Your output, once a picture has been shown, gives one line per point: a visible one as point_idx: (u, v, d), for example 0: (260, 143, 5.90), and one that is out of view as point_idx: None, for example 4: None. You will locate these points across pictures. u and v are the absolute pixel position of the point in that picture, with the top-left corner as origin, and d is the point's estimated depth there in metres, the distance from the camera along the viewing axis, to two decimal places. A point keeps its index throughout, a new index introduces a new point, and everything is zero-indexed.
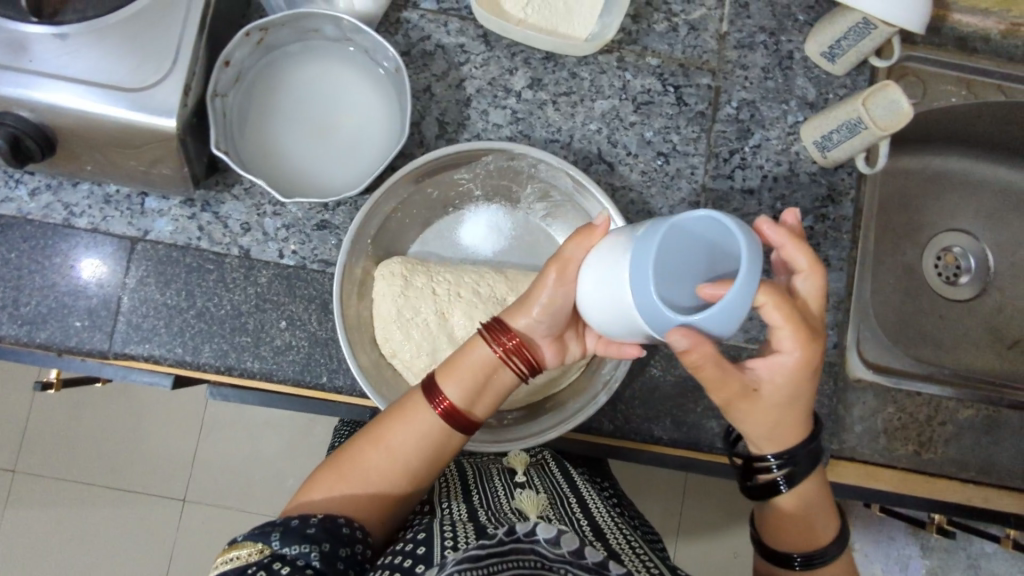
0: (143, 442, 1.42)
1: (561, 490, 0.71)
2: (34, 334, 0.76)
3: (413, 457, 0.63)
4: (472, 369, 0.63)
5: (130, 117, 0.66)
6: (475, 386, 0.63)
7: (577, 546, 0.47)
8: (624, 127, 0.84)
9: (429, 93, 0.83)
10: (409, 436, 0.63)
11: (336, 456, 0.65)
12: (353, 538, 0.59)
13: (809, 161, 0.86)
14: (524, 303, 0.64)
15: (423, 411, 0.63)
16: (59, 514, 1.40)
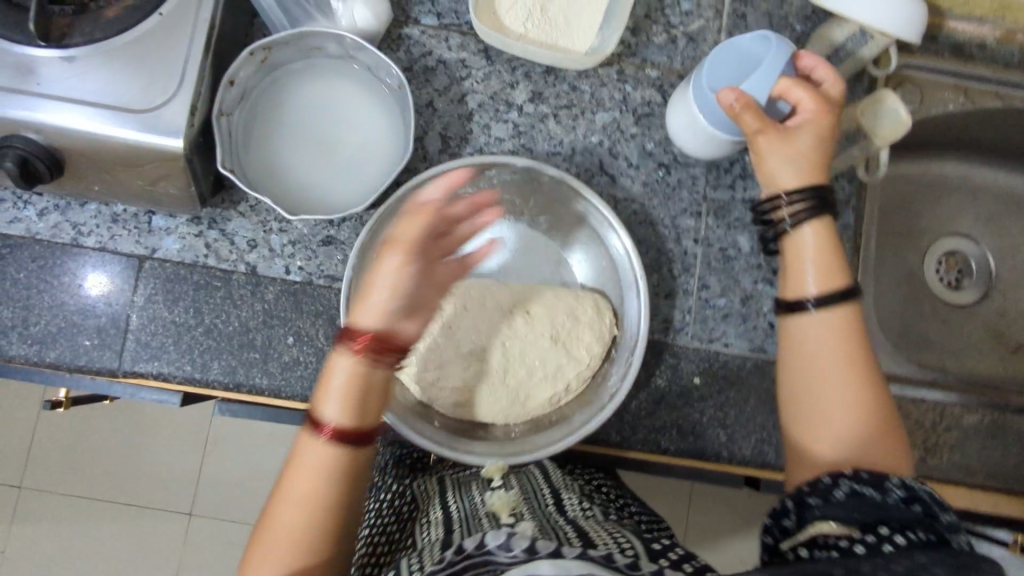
0: (149, 457, 1.42)
1: (536, 486, 0.72)
2: (44, 354, 0.76)
3: (327, 491, 0.58)
4: (339, 390, 0.58)
5: (138, 138, 0.67)
6: (355, 400, 0.58)
7: (528, 543, 0.48)
8: (625, 139, 0.85)
9: (431, 108, 0.83)
10: (304, 484, 0.58)
11: (259, 526, 0.60)
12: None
13: None
14: (376, 283, 0.60)
15: (309, 445, 0.59)
16: (66, 530, 1.40)
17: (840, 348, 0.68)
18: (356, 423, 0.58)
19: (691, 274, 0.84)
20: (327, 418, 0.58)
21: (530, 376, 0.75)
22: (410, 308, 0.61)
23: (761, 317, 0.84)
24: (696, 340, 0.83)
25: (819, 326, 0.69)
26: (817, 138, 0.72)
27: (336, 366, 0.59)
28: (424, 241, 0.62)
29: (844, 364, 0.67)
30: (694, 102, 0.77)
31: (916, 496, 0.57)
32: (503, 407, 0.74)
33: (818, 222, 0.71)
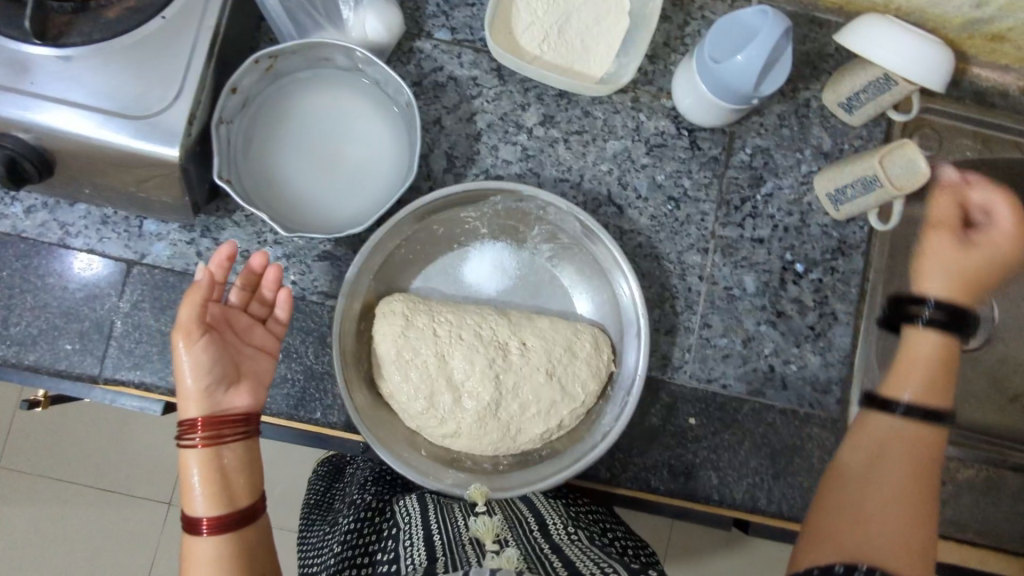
0: (128, 449, 1.40)
1: (522, 514, 0.69)
2: (23, 356, 0.74)
3: (246, 547, 0.63)
4: (204, 474, 0.62)
5: (132, 145, 0.64)
6: (214, 476, 0.63)
7: None
8: (635, 170, 0.83)
9: (439, 125, 0.81)
10: (204, 555, 0.61)
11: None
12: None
13: (822, 213, 0.85)
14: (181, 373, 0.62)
15: (195, 544, 0.62)
16: (39, 517, 1.38)
17: (912, 469, 0.71)
18: (236, 499, 0.63)
19: (693, 312, 0.82)
20: (196, 504, 0.62)
21: (522, 411, 0.72)
22: (214, 402, 0.63)
23: (761, 359, 0.83)
24: (693, 379, 0.82)
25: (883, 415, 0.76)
26: (953, 254, 0.82)
27: (187, 455, 0.63)
28: (203, 321, 0.63)
29: (891, 499, 0.68)
30: (698, 75, 0.76)
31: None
32: (494, 441, 0.72)
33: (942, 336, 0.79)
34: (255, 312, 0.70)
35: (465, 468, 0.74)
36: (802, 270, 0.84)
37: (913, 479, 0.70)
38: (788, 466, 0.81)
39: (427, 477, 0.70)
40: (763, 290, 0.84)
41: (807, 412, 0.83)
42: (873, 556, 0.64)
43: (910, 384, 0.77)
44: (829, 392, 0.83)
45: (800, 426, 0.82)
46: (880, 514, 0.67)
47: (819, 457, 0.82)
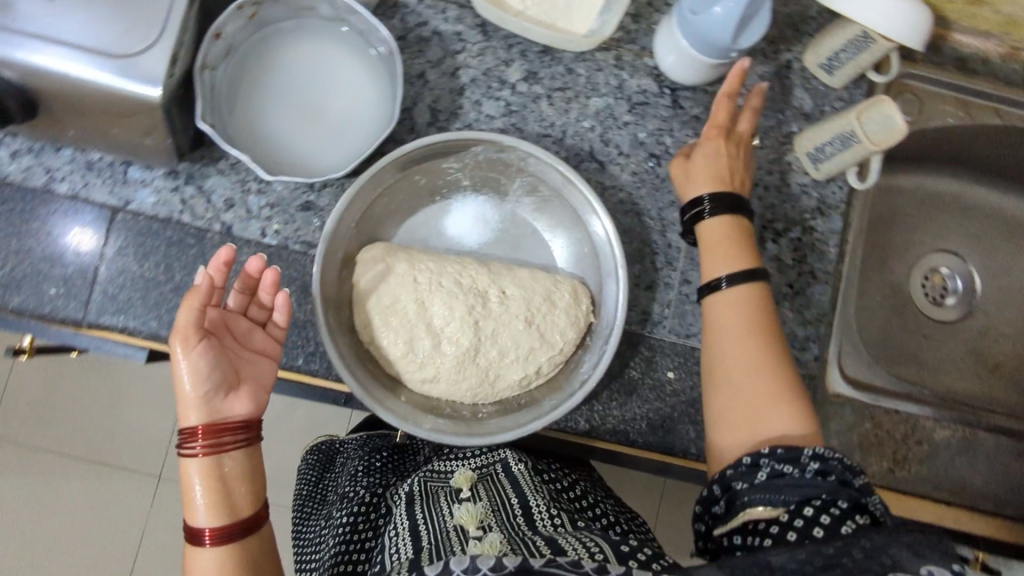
0: (117, 417, 1.40)
1: (505, 494, 0.73)
2: (7, 299, 0.75)
3: (249, 553, 0.63)
4: (204, 487, 0.62)
5: (115, 84, 0.65)
6: (216, 485, 0.62)
7: (494, 561, 0.50)
8: (617, 126, 0.84)
9: (423, 79, 0.82)
10: (207, 566, 0.61)
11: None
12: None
13: (802, 173, 0.86)
14: (182, 379, 0.62)
15: (198, 557, 0.62)
16: (27, 484, 1.38)
17: (748, 329, 0.67)
18: (239, 509, 0.63)
19: (674, 268, 0.83)
20: (198, 517, 0.62)
21: (500, 357, 0.74)
22: (215, 409, 0.63)
23: None
24: (673, 333, 0.83)
25: (724, 304, 0.69)
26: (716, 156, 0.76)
27: (188, 465, 0.62)
28: (201, 326, 0.62)
29: (754, 362, 0.65)
30: (679, 29, 0.77)
31: (828, 466, 0.57)
32: (472, 387, 0.73)
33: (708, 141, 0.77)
34: (257, 318, 0.69)
35: (444, 415, 0.74)
36: (782, 229, 0.85)
37: (751, 338, 0.66)
38: None
39: (406, 423, 0.71)
40: None
41: None
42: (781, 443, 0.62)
43: (717, 259, 0.71)
44: (806, 349, 0.84)
45: None
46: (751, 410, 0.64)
47: None
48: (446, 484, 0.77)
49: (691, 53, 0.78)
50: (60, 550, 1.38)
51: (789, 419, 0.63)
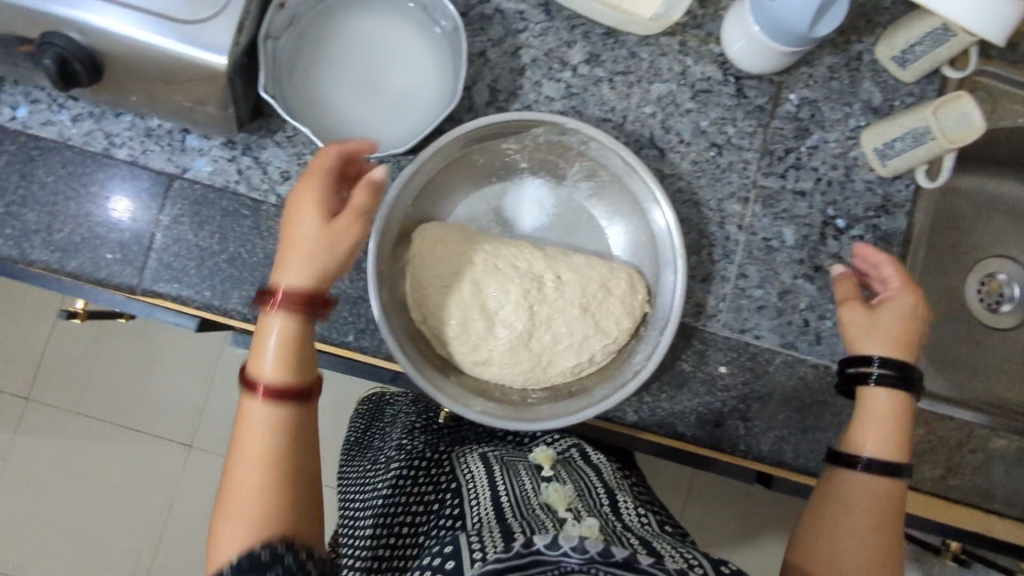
0: (153, 386, 1.42)
1: (588, 482, 0.74)
2: (65, 262, 0.75)
3: (290, 445, 0.58)
4: (276, 337, 0.59)
5: (180, 50, 0.64)
6: (286, 352, 0.59)
7: (603, 547, 0.47)
8: (679, 114, 0.82)
9: (483, 58, 0.80)
10: (256, 422, 0.58)
11: (218, 503, 0.58)
12: (280, 555, 0.54)
13: (867, 168, 0.83)
14: (292, 226, 0.60)
15: (251, 403, 0.58)
16: (62, 447, 1.40)
17: (883, 527, 0.68)
18: (297, 379, 0.59)
19: (730, 261, 0.82)
20: (262, 367, 0.58)
21: (554, 343, 0.72)
22: (313, 259, 0.59)
23: (796, 313, 0.82)
24: (726, 328, 0.81)
25: (868, 433, 0.72)
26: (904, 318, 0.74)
27: (268, 319, 0.59)
28: (332, 203, 0.61)
29: (875, 552, 0.67)
30: (750, 12, 0.75)
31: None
32: (522, 372, 0.72)
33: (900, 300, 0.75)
34: (378, 220, 0.64)
35: (493, 398, 0.74)
36: (844, 226, 0.83)
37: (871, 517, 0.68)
38: (817, 421, 0.81)
39: (457, 405, 0.71)
40: (802, 244, 0.82)
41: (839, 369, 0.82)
42: None
43: (878, 438, 0.71)
44: None
45: (831, 381, 0.82)
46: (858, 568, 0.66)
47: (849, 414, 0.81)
48: (524, 461, 0.79)
49: (760, 38, 0.75)
50: (94, 513, 1.41)
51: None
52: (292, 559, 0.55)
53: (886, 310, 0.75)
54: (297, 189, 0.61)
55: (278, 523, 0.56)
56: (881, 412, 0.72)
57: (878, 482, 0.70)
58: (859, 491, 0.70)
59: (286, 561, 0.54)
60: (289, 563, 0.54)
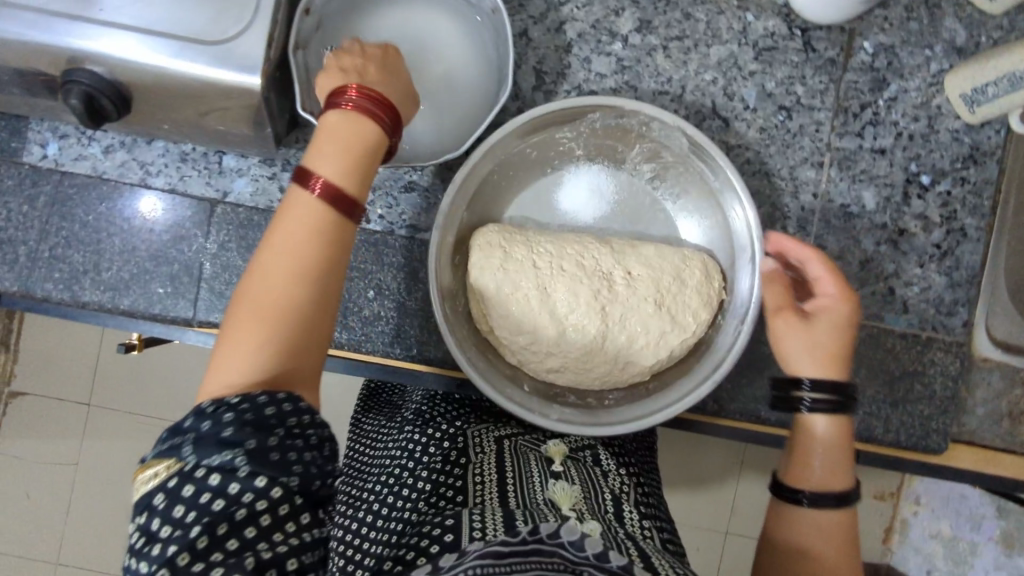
0: (190, 379, 1.32)
1: (597, 485, 0.68)
2: (118, 301, 0.73)
3: (326, 262, 0.49)
4: (348, 138, 0.52)
5: (209, 74, 0.59)
6: (355, 152, 0.52)
7: (602, 548, 0.45)
8: (743, 77, 0.75)
9: (526, 38, 0.74)
10: (300, 215, 0.50)
11: (231, 305, 0.49)
12: (285, 415, 0.46)
13: (952, 117, 0.76)
14: (374, 78, 0.57)
15: (302, 201, 0.50)
16: (103, 450, 1.33)
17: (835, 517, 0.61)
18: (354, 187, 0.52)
19: (807, 233, 0.76)
20: (325, 164, 0.51)
21: (630, 343, 0.68)
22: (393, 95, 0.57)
23: (881, 282, 0.77)
24: None
25: (819, 430, 0.63)
26: (838, 327, 0.65)
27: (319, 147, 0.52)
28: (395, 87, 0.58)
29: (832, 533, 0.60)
30: None
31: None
32: (600, 375, 0.69)
33: (835, 313, 0.65)
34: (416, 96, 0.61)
35: (570, 403, 0.72)
36: (929, 182, 0.76)
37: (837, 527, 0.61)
38: (908, 394, 0.76)
39: (529, 411, 0.68)
40: (884, 206, 0.76)
41: (930, 336, 0.77)
42: None
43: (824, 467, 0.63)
44: (955, 314, 0.77)
45: (922, 350, 0.77)
46: (822, 549, 0.60)
47: (942, 382, 0.76)
48: (535, 450, 0.74)
49: None
50: None
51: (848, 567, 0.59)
52: (298, 421, 0.46)
53: (823, 322, 0.65)
54: (346, 55, 0.58)
55: (295, 335, 0.48)
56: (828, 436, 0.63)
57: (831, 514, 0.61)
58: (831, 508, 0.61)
59: (286, 422, 0.46)
60: (291, 426, 0.46)
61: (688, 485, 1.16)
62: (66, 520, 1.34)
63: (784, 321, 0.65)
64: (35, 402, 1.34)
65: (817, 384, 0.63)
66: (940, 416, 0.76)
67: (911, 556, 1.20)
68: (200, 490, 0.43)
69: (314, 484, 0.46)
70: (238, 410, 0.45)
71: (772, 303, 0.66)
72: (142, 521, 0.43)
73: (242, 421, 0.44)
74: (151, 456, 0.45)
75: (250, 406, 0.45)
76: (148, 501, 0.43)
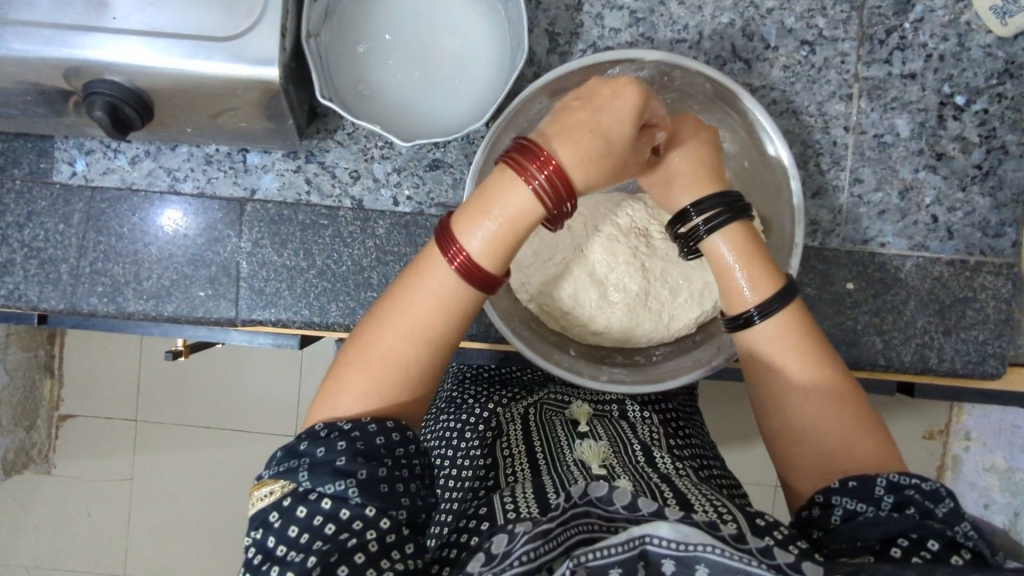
0: (233, 381, 1.34)
1: (625, 439, 0.71)
2: (161, 308, 0.74)
3: (451, 331, 0.54)
4: (502, 219, 0.52)
5: (228, 71, 0.59)
6: (506, 237, 0.52)
7: (630, 499, 0.48)
8: (761, 15, 0.73)
9: (535, 1, 0.73)
10: (436, 283, 0.53)
11: (354, 346, 0.54)
12: (394, 446, 0.51)
13: (983, 32, 0.73)
14: (602, 111, 0.56)
15: (438, 269, 0.53)
16: (157, 459, 1.36)
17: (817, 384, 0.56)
18: (496, 269, 0.53)
19: (842, 168, 0.75)
20: (473, 240, 0.52)
21: (673, 297, 0.68)
22: (606, 153, 0.55)
23: (923, 211, 0.75)
24: (848, 241, 0.75)
25: (767, 348, 0.58)
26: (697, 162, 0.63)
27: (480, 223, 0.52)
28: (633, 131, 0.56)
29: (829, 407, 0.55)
30: None
31: (903, 499, 0.48)
32: (648, 332, 0.68)
33: (733, 225, 0.60)
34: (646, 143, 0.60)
35: (617, 362, 0.71)
36: (964, 103, 0.74)
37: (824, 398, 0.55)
38: (960, 321, 0.75)
39: (581, 376, 0.68)
40: (919, 132, 0.74)
41: (979, 260, 0.75)
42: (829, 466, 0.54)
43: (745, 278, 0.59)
44: (1003, 235, 0.75)
45: (971, 275, 0.75)
46: (833, 441, 0.54)
47: (994, 306, 0.75)
48: (561, 414, 0.77)
49: None
50: None
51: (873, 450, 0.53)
52: (405, 452, 0.52)
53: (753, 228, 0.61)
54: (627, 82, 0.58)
55: (411, 396, 0.54)
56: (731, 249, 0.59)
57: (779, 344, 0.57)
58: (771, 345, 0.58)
59: (394, 452, 0.51)
60: (398, 456, 0.51)
61: (734, 437, 1.16)
62: (129, 529, 1.37)
63: (746, 302, 0.59)
64: (87, 420, 1.37)
65: (767, 307, 0.57)
66: (995, 339, 0.75)
67: (968, 491, 1.18)
68: (313, 513, 0.48)
69: (418, 515, 0.51)
70: (350, 439, 0.50)
71: (746, 300, 0.58)
72: (259, 539, 0.49)
73: (354, 451, 0.49)
74: (266, 473, 0.51)
75: (360, 434, 0.50)
76: (263, 518, 0.49)
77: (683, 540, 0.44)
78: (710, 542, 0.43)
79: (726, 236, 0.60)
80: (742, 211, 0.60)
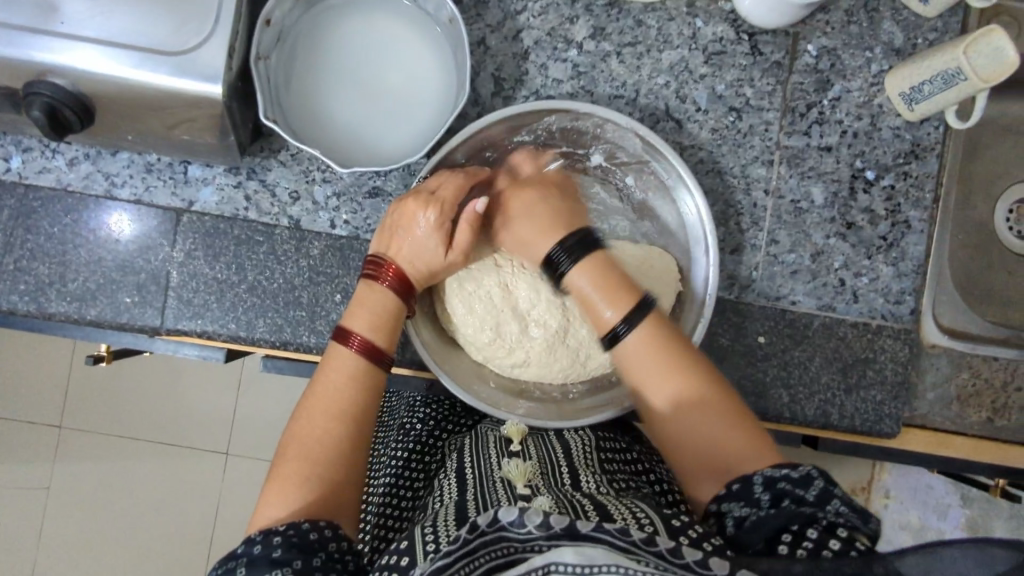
0: (160, 397, 1.32)
1: (557, 466, 0.65)
2: (84, 311, 0.73)
3: (365, 410, 0.61)
4: (382, 308, 0.64)
5: (172, 83, 0.60)
6: (390, 319, 0.64)
7: (542, 516, 0.45)
8: (694, 81, 0.78)
9: (483, 46, 0.77)
10: (341, 372, 0.62)
11: (279, 457, 0.59)
12: (326, 540, 0.53)
13: (894, 115, 0.80)
14: (410, 238, 0.66)
15: (344, 357, 0.62)
16: (75, 473, 1.32)
17: (672, 366, 0.60)
18: (386, 345, 0.64)
19: (760, 228, 0.80)
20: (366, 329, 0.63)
21: (591, 336, 0.71)
22: (421, 252, 0.66)
23: (832, 274, 0.80)
24: (761, 297, 0.80)
25: (635, 352, 0.60)
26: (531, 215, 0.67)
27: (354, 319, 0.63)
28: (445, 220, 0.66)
29: (690, 383, 0.59)
30: None
31: (778, 492, 0.51)
32: (564, 368, 0.71)
33: (587, 257, 0.63)
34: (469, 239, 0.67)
35: (534, 398, 0.73)
36: (873, 177, 0.80)
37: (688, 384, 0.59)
38: (860, 380, 0.79)
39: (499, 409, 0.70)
40: (832, 202, 0.80)
41: (880, 324, 0.80)
42: (727, 465, 0.56)
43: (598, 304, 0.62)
44: (903, 302, 0.80)
45: (873, 338, 0.80)
46: (713, 446, 0.57)
47: (892, 368, 0.80)
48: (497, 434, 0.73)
49: None
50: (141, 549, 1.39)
51: (744, 442, 0.57)
52: (337, 547, 0.54)
53: (607, 255, 0.64)
54: (410, 197, 0.66)
55: (336, 479, 0.58)
56: (579, 284, 0.62)
57: (643, 351, 0.60)
58: (645, 356, 0.60)
59: (327, 545, 0.53)
60: (330, 550, 0.53)
61: None
62: (38, 542, 1.32)
63: (609, 323, 0.61)
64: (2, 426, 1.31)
65: (630, 323, 0.60)
66: (892, 400, 0.80)
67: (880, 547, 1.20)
68: None
69: None
70: (284, 534, 0.52)
71: (608, 322, 0.61)
72: None
73: (288, 543, 0.51)
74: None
75: (293, 529, 0.52)
76: None
77: (591, 563, 0.42)
78: (615, 563, 0.41)
79: (582, 270, 0.62)
80: (598, 245, 0.64)
